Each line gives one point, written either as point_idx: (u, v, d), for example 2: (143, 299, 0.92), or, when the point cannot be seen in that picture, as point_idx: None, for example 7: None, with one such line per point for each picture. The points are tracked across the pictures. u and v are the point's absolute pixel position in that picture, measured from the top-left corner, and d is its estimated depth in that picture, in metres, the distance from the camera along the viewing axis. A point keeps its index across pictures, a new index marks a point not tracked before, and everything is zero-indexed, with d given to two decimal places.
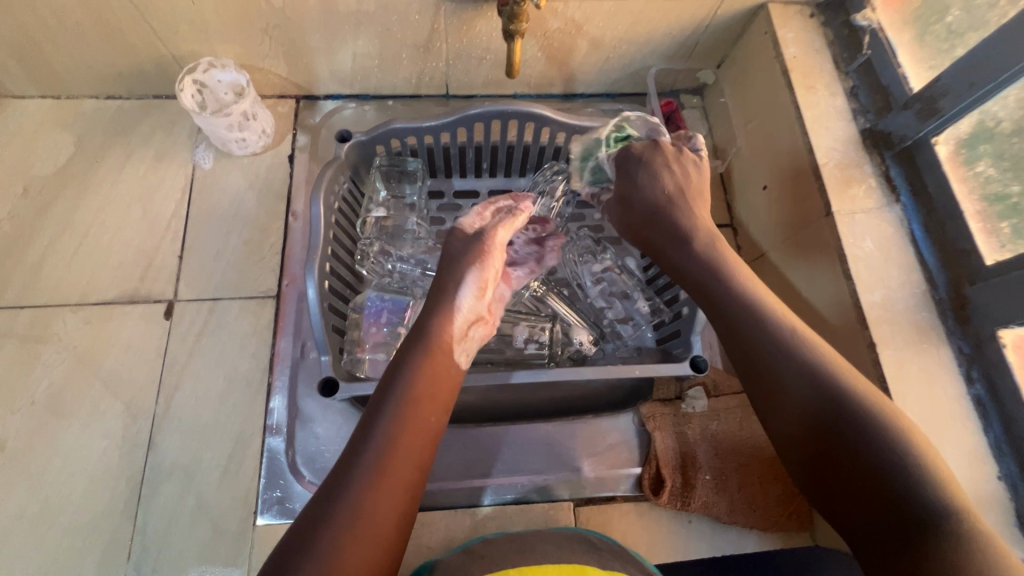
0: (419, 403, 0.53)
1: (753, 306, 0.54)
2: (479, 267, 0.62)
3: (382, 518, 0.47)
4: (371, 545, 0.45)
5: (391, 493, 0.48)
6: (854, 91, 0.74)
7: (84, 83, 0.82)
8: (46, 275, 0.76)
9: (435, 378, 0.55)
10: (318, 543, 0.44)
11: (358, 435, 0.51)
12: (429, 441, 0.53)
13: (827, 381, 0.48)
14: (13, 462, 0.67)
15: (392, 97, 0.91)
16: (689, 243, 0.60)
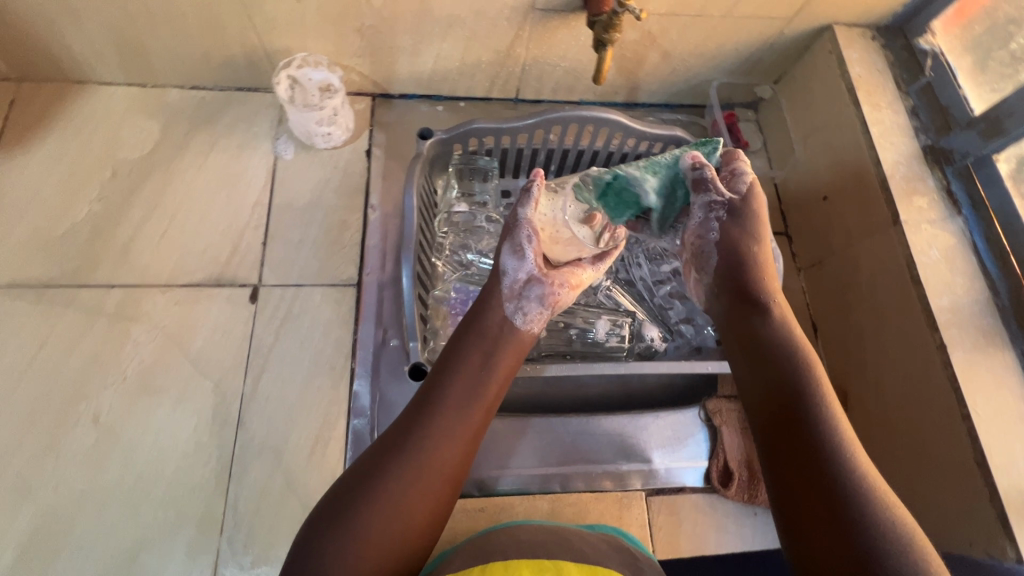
0: (464, 382, 0.61)
1: (787, 340, 0.60)
2: (511, 240, 0.69)
3: (419, 484, 0.55)
4: (403, 510, 0.53)
5: (434, 460, 0.56)
6: (916, 110, 0.79)
7: (173, 72, 0.85)
8: (134, 256, 0.78)
9: (484, 358, 0.63)
10: (360, 499, 0.53)
11: (414, 405, 0.60)
12: (474, 416, 0.60)
13: (821, 412, 0.54)
14: (106, 434, 0.69)
15: (463, 99, 0.94)
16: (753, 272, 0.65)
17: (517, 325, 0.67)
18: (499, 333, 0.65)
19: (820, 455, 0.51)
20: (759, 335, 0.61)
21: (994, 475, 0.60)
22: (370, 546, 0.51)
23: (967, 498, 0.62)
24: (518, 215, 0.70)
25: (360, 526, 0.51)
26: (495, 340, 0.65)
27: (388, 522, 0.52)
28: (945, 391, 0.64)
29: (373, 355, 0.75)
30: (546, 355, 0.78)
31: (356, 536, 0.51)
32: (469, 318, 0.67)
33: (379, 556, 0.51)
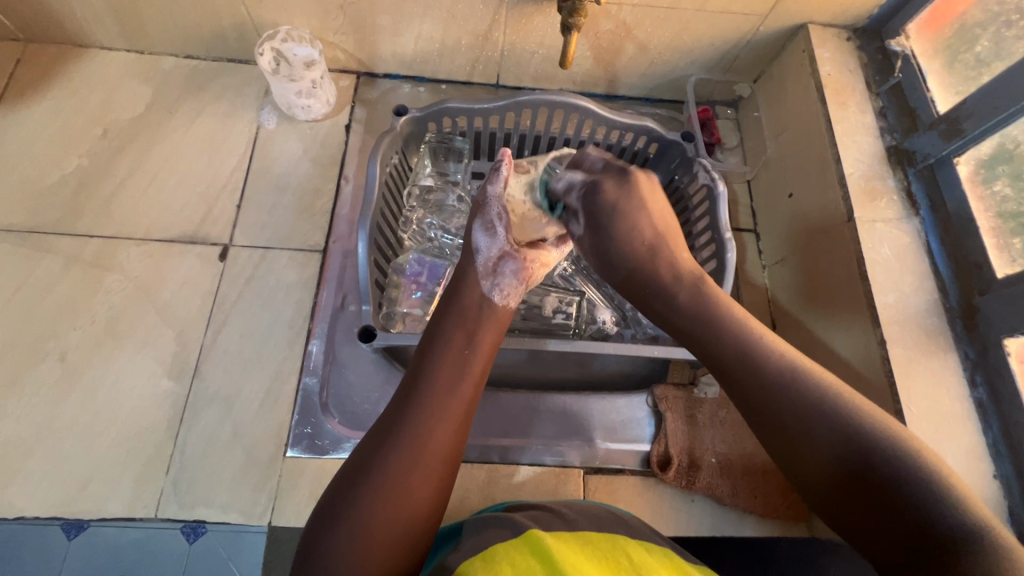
0: (452, 359, 0.56)
1: (735, 336, 0.54)
2: (480, 218, 0.67)
3: (419, 468, 0.49)
4: (407, 495, 0.48)
5: (428, 440, 0.51)
6: (884, 110, 0.79)
7: (167, 41, 0.89)
8: (115, 211, 0.82)
9: (468, 334, 0.59)
10: (359, 490, 0.48)
11: (399, 391, 0.55)
12: (466, 391, 0.55)
13: (830, 402, 0.47)
14: (71, 373, 0.72)
15: (446, 82, 0.97)
16: (673, 278, 0.62)
17: (494, 299, 0.63)
18: (479, 311, 0.61)
19: (849, 447, 0.45)
20: (715, 344, 0.55)
21: None
22: (377, 535, 0.47)
23: None
24: (486, 193, 0.69)
25: (364, 518, 0.47)
26: (478, 316, 0.61)
27: (390, 509, 0.48)
28: (883, 386, 0.64)
29: (329, 318, 0.78)
30: None
31: (360, 528, 0.47)
32: (447, 298, 0.63)
33: (392, 544, 0.47)
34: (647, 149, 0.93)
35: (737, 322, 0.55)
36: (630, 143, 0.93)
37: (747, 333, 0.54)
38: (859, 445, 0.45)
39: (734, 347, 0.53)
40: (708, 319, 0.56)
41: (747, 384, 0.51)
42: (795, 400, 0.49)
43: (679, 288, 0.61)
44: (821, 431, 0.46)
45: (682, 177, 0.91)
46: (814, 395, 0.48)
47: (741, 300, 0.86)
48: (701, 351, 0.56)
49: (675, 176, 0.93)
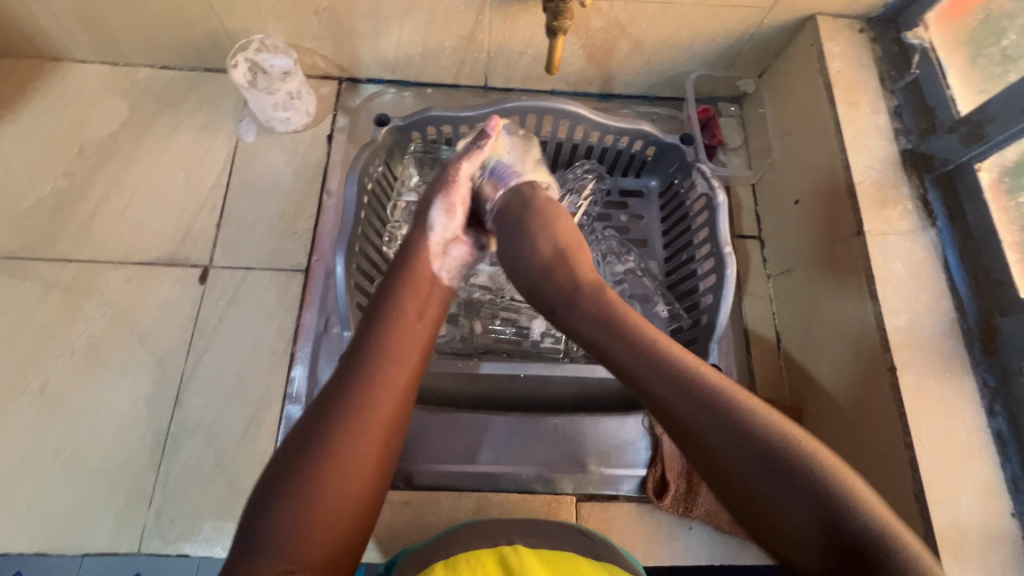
0: (401, 330, 0.55)
1: (715, 407, 0.46)
2: (444, 195, 0.67)
3: (365, 438, 0.48)
4: (355, 464, 0.47)
5: (374, 410, 0.50)
6: (899, 110, 0.73)
7: (141, 51, 0.86)
8: (93, 233, 0.80)
9: (419, 307, 0.58)
10: (306, 459, 0.46)
11: (345, 363, 0.53)
12: (413, 362, 0.54)
13: (806, 465, 0.42)
14: (52, 404, 0.71)
15: (431, 85, 0.92)
16: (636, 335, 0.53)
17: (442, 279, 0.63)
18: (429, 284, 0.61)
19: (820, 511, 0.41)
20: (693, 418, 0.46)
21: (930, 511, 0.55)
22: (322, 505, 0.45)
23: None
24: (458, 168, 0.69)
25: (312, 485, 0.45)
26: (428, 289, 0.60)
27: (335, 478, 0.46)
28: (891, 414, 0.60)
29: (313, 341, 0.75)
30: (484, 352, 0.77)
31: (307, 495, 0.45)
32: (397, 271, 0.61)
33: (339, 511, 0.46)
34: (645, 152, 0.88)
35: (722, 395, 0.46)
36: (627, 147, 0.87)
37: (718, 402, 0.46)
38: (830, 502, 0.41)
39: (715, 424, 0.45)
40: (686, 396, 0.47)
41: (733, 463, 0.44)
42: (777, 478, 0.42)
43: (636, 334, 0.53)
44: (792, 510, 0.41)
45: (681, 182, 0.85)
46: (807, 466, 0.42)
47: (743, 313, 0.83)
48: (695, 442, 0.46)
49: (673, 181, 0.88)
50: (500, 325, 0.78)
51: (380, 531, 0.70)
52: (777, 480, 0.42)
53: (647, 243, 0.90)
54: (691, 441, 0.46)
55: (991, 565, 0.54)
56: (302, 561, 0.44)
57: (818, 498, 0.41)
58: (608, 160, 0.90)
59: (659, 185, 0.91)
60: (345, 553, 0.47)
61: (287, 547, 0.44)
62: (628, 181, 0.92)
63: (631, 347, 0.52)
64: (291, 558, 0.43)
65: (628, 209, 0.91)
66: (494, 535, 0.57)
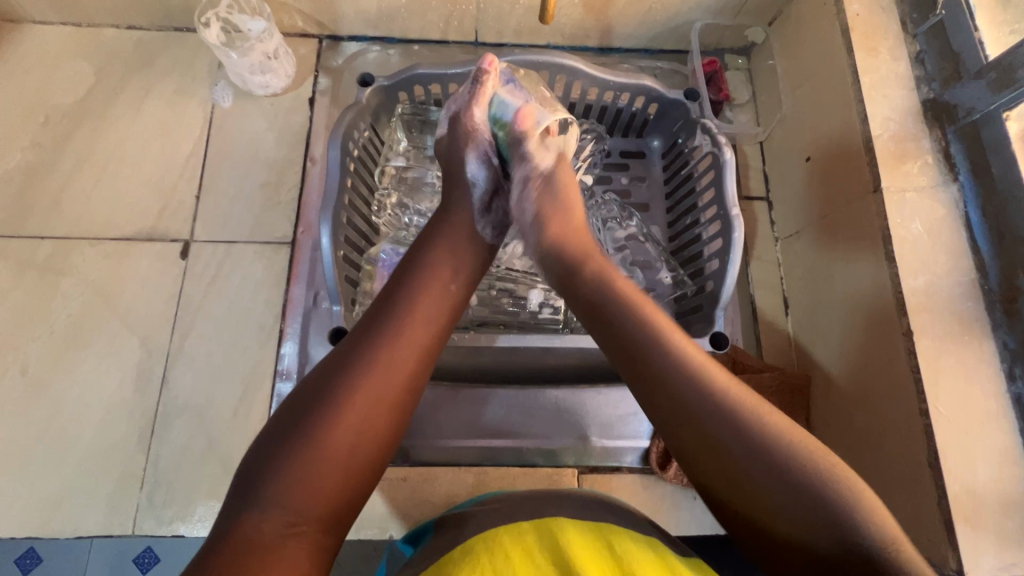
0: (434, 289, 0.52)
1: (745, 421, 0.44)
2: (470, 139, 0.65)
3: (386, 395, 0.46)
4: (371, 418, 0.46)
5: (395, 367, 0.47)
6: (920, 56, 0.67)
7: (104, 10, 0.80)
8: (64, 208, 0.76)
9: (455, 265, 0.55)
10: (316, 408, 0.44)
11: (369, 316, 0.50)
12: (440, 320, 0.52)
13: (828, 482, 0.41)
14: (34, 387, 0.69)
15: (418, 42, 0.86)
16: (658, 336, 0.49)
17: (486, 238, 0.60)
18: (470, 239, 0.59)
19: (798, 493, 0.41)
20: (716, 425, 0.44)
21: (945, 479, 0.54)
22: (329, 456, 0.43)
23: (913, 497, 0.56)
24: (472, 116, 0.66)
25: (322, 438, 0.43)
26: (465, 247, 0.58)
27: (349, 431, 0.44)
28: (906, 380, 0.57)
29: (302, 316, 0.71)
30: (481, 325, 0.74)
31: (317, 445, 0.43)
32: (436, 225, 0.58)
33: (343, 466, 0.44)
34: (646, 110, 0.83)
35: (742, 405, 0.44)
36: (627, 105, 0.82)
37: (752, 415, 0.44)
38: (833, 506, 0.40)
39: (757, 446, 0.42)
40: (727, 411, 0.44)
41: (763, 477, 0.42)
42: (799, 498, 0.40)
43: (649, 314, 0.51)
44: (769, 479, 0.41)
45: (685, 141, 0.81)
46: (814, 470, 0.41)
47: (749, 277, 0.80)
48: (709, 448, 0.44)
49: (677, 140, 0.83)
50: (497, 296, 0.75)
51: (380, 506, 0.69)
52: (792, 488, 0.41)
53: (649, 208, 0.85)
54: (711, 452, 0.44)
55: (1005, 531, 0.52)
56: (304, 515, 0.42)
57: (828, 511, 0.40)
58: (607, 119, 0.84)
59: (661, 145, 0.87)
60: (340, 518, 0.44)
61: (291, 499, 0.42)
62: (629, 142, 0.87)
63: (647, 339, 0.49)
64: (294, 510, 0.41)
65: (629, 171, 0.87)
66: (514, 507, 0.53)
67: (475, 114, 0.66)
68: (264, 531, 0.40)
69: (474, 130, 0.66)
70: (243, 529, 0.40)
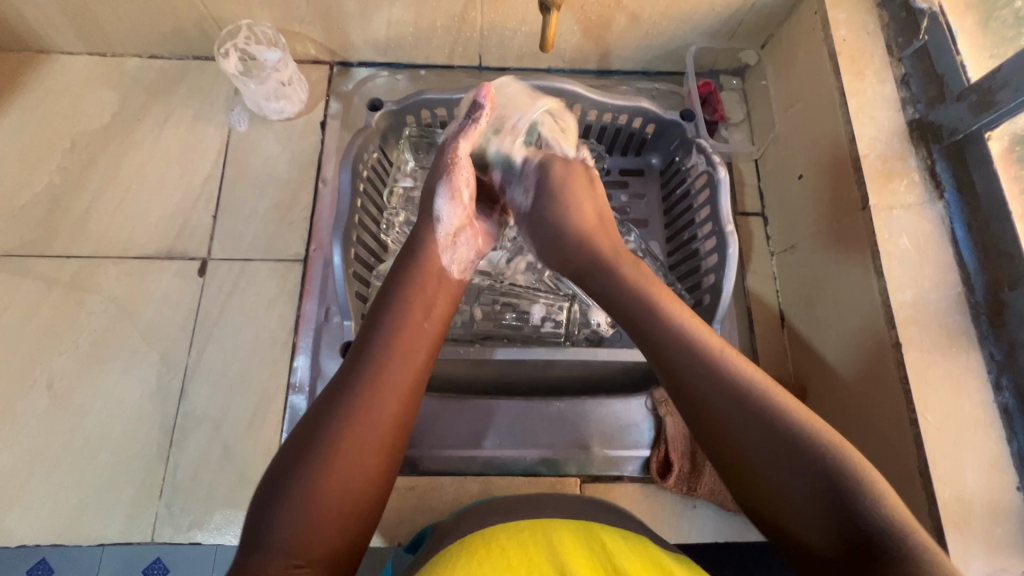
0: (411, 329, 0.55)
1: (755, 404, 0.46)
2: (448, 179, 0.65)
3: (373, 436, 0.49)
4: (360, 460, 0.47)
5: (381, 409, 0.50)
6: (906, 79, 0.70)
7: (128, 41, 0.84)
8: (89, 228, 0.80)
9: (426, 305, 0.58)
10: (308, 458, 0.46)
11: (347, 363, 0.53)
12: (419, 357, 0.54)
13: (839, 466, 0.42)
14: (59, 400, 0.72)
15: (425, 67, 0.90)
16: (675, 333, 0.52)
17: (454, 272, 0.63)
18: (439, 279, 0.61)
19: (809, 474, 0.43)
20: (729, 412, 0.47)
21: (935, 487, 0.55)
22: (324, 503, 0.45)
23: (905, 504, 0.58)
24: (455, 147, 0.66)
25: (314, 486, 0.45)
26: (435, 287, 0.60)
27: (340, 477, 0.46)
28: (897, 391, 0.59)
29: (314, 331, 0.74)
30: (486, 338, 0.76)
31: (309, 494, 0.45)
32: (403, 261, 0.61)
33: (343, 506, 0.46)
34: (644, 130, 0.86)
35: (754, 389, 0.47)
36: (626, 125, 0.85)
37: (765, 402, 0.46)
38: (843, 489, 0.41)
39: (766, 433, 0.45)
40: (739, 399, 0.47)
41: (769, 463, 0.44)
42: (806, 485, 0.42)
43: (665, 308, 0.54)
44: (779, 461, 0.44)
45: (682, 160, 0.84)
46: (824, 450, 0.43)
47: (746, 291, 0.82)
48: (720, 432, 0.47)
49: (674, 158, 0.86)
50: (501, 309, 0.78)
51: (389, 515, 0.71)
52: (796, 474, 0.43)
53: (648, 223, 0.88)
54: (725, 439, 0.47)
55: (994, 537, 0.54)
56: (309, 555, 0.44)
57: (837, 495, 0.41)
58: (607, 138, 0.88)
59: (659, 163, 0.90)
60: (347, 551, 0.47)
61: (293, 543, 0.44)
62: (628, 160, 0.91)
63: (664, 334, 0.52)
64: (298, 551, 0.43)
65: (628, 188, 0.90)
66: (513, 512, 0.55)
67: (458, 150, 0.66)
68: (272, 573, 0.42)
69: (455, 169, 0.65)
70: (251, 574, 0.42)
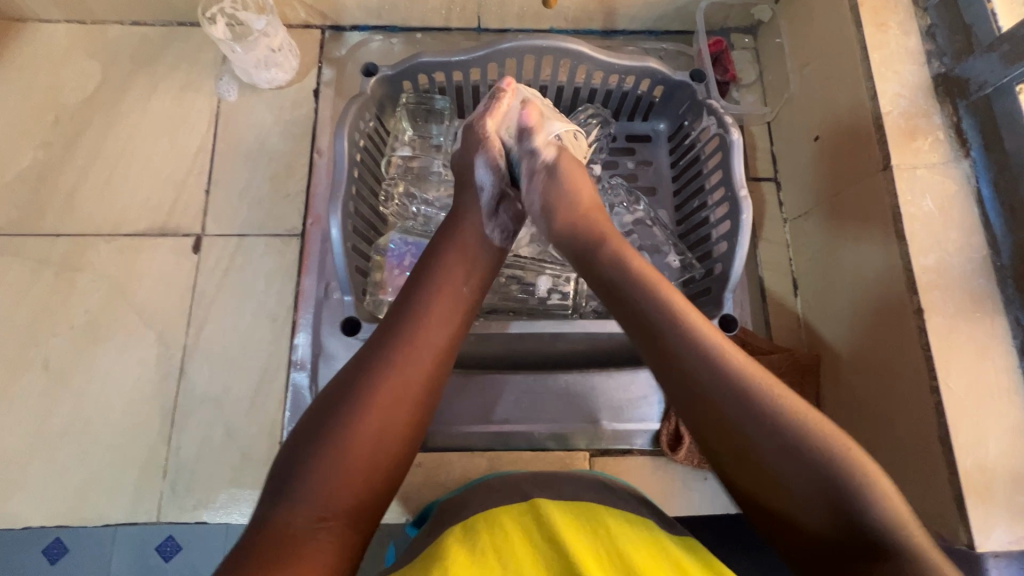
0: (448, 294, 0.54)
1: (751, 401, 0.44)
2: (483, 149, 0.64)
3: (402, 397, 0.48)
4: (391, 417, 0.47)
5: (412, 372, 0.49)
6: (931, 30, 0.66)
7: (108, 6, 0.80)
8: (78, 206, 0.77)
9: (465, 270, 0.57)
10: (347, 411, 0.46)
11: (387, 319, 0.52)
12: (457, 324, 0.54)
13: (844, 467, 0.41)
14: (57, 381, 0.71)
15: (421, 30, 0.85)
16: (685, 329, 0.48)
17: (493, 240, 0.61)
18: (477, 246, 0.59)
19: (809, 480, 0.42)
20: (732, 412, 0.45)
21: (957, 456, 0.54)
22: (355, 458, 0.45)
23: (925, 473, 0.57)
24: (481, 126, 0.65)
25: (348, 440, 0.45)
26: (472, 252, 0.59)
27: (370, 431, 0.46)
28: (918, 361, 0.57)
29: (314, 307, 0.72)
30: (490, 312, 0.74)
31: (340, 444, 0.45)
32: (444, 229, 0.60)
33: (370, 465, 0.46)
34: (651, 93, 0.82)
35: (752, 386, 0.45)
36: (632, 88, 0.81)
37: (767, 402, 0.44)
38: (848, 498, 0.41)
39: (773, 440, 0.43)
40: (746, 408, 0.44)
41: (776, 469, 0.43)
42: (823, 498, 0.41)
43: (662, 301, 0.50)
44: (775, 464, 0.43)
45: (691, 123, 0.80)
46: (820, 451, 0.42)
47: (758, 259, 0.80)
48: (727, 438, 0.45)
49: (683, 122, 0.82)
50: (505, 282, 0.75)
51: (395, 490, 0.70)
52: (799, 475, 0.42)
53: (656, 191, 0.85)
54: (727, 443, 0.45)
55: (1017, 506, 0.53)
56: (335, 508, 0.43)
57: (838, 500, 0.41)
58: (613, 103, 0.84)
59: (668, 128, 0.86)
60: (371, 510, 0.46)
61: (322, 494, 0.43)
62: (635, 126, 0.87)
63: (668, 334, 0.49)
64: (325, 504, 0.43)
65: (635, 155, 0.86)
66: (512, 493, 0.55)
67: (484, 125, 0.65)
68: (299, 523, 0.42)
69: (488, 143, 0.64)
70: (279, 521, 0.42)
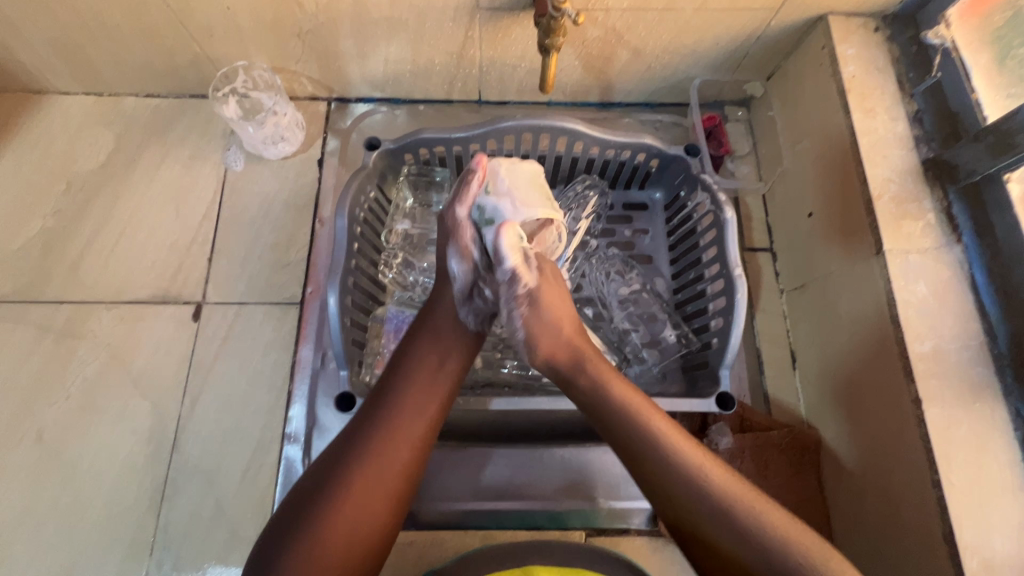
0: (425, 380, 0.55)
1: (714, 489, 0.48)
2: (455, 240, 0.59)
3: (378, 491, 0.48)
4: (368, 511, 0.47)
5: (391, 465, 0.49)
6: (918, 115, 0.68)
7: (123, 81, 0.83)
8: (82, 273, 0.78)
9: (441, 356, 0.57)
10: (321, 504, 0.46)
11: (367, 405, 0.53)
12: (433, 410, 0.54)
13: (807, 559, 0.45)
14: (49, 452, 0.70)
15: (423, 102, 0.88)
16: (649, 428, 0.52)
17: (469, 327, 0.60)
18: (454, 332, 0.59)
19: (770, 555, 0.45)
20: (694, 499, 0.48)
21: (961, 556, 0.52)
22: (327, 553, 0.45)
23: (931, 571, 0.55)
24: (456, 212, 0.60)
25: (320, 534, 0.45)
26: (452, 339, 0.59)
27: (349, 525, 0.46)
28: (918, 453, 0.56)
29: (310, 379, 0.73)
30: (483, 387, 0.73)
31: (316, 543, 0.45)
32: (425, 313, 0.60)
33: (345, 561, 0.46)
34: (648, 164, 0.83)
35: (722, 483, 0.48)
36: (629, 159, 0.83)
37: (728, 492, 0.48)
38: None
39: (731, 524, 0.47)
40: (710, 494, 0.48)
41: (736, 549, 0.46)
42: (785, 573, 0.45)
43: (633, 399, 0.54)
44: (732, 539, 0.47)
45: (687, 196, 0.81)
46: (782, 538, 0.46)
47: (755, 330, 0.80)
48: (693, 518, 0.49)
49: (678, 194, 0.84)
50: (502, 357, 0.75)
51: (386, 570, 0.69)
52: (763, 557, 0.45)
53: (652, 260, 0.86)
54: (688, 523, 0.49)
55: None
56: None
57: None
58: (609, 173, 0.85)
59: (663, 198, 0.88)
60: None
61: None
62: (632, 194, 0.88)
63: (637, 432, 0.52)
64: None
65: (632, 223, 0.87)
66: None
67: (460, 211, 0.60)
68: None
69: (460, 235, 0.59)
70: None
